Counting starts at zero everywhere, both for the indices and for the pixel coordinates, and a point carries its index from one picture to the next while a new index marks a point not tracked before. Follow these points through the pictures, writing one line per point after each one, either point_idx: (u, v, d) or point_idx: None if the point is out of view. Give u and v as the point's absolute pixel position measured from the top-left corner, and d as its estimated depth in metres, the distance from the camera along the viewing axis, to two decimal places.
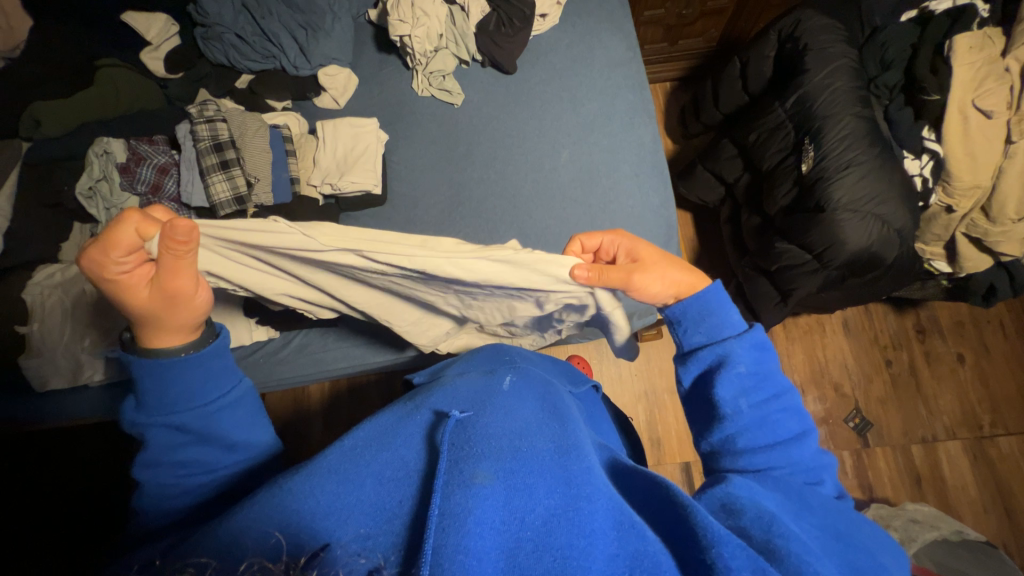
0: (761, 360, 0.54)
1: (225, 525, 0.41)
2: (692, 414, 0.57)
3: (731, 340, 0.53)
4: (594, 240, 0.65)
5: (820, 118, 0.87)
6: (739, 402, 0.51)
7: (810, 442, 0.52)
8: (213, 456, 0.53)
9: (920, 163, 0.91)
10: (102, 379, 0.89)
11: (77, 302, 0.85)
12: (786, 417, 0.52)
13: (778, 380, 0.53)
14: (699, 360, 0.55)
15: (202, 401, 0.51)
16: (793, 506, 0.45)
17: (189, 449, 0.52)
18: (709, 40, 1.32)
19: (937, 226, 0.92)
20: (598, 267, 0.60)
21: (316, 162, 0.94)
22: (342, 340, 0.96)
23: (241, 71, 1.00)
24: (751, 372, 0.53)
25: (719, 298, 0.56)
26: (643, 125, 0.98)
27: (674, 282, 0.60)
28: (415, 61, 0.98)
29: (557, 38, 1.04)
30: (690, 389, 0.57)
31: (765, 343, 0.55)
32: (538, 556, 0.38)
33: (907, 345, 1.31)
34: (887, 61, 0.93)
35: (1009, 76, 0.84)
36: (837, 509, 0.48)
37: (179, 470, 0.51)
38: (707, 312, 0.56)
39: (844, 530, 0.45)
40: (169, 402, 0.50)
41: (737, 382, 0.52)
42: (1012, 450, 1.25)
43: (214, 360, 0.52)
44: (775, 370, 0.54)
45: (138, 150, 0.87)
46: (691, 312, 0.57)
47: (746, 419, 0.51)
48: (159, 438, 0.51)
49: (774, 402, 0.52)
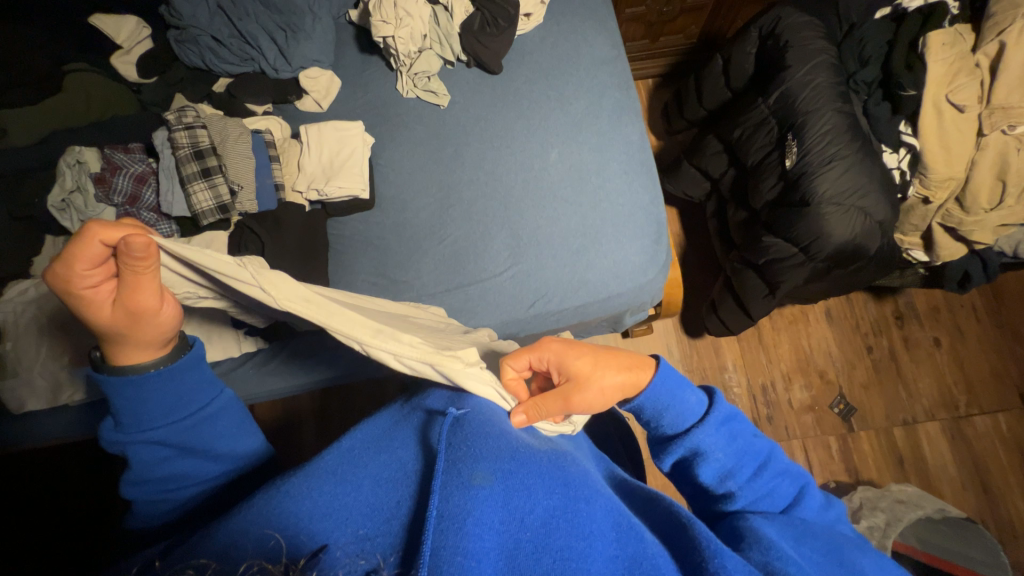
0: (732, 433, 0.55)
1: (223, 527, 0.40)
2: (685, 487, 0.58)
3: (696, 429, 0.54)
4: (525, 362, 0.55)
5: (801, 114, 0.89)
6: (728, 484, 0.53)
7: (808, 500, 0.54)
8: (199, 468, 0.53)
9: (898, 157, 0.93)
10: (82, 399, 0.85)
11: (51, 319, 0.82)
12: (777, 482, 0.54)
13: (754, 446, 0.55)
14: (673, 453, 0.55)
15: (177, 417, 0.50)
16: (794, 532, 0.48)
17: (173, 464, 0.51)
18: (690, 37, 1.33)
19: (914, 216, 0.95)
20: (533, 404, 0.51)
21: (301, 167, 0.92)
22: (333, 349, 0.94)
23: (218, 75, 0.97)
24: (727, 453, 0.54)
25: (674, 385, 0.54)
26: (629, 123, 0.99)
27: (620, 387, 0.54)
28: (400, 62, 0.97)
29: (541, 38, 1.04)
30: (676, 472, 0.57)
31: (729, 415, 0.55)
32: (538, 558, 0.38)
33: (886, 331, 1.36)
34: (865, 58, 0.95)
35: (979, 71, 0.88)
36: (842, 536, 0.50)
37: (167, 485, 0.52)
38: (665, 406, 0.54)
39: (848, 553, 0.47)
40: (144, 419, 0.49)
41: (716, 466, 0.53)
42: (988, 429, 1.30)
43: (189, 372, 0.50)
44: (748, 436, 0.55)
45: (113, 158, 0.84)
46: (649, 408, 0.55)
47: (738, 494, 0.52)
48: (138, 457, 0.50)
49: (762, 472, 0.54)
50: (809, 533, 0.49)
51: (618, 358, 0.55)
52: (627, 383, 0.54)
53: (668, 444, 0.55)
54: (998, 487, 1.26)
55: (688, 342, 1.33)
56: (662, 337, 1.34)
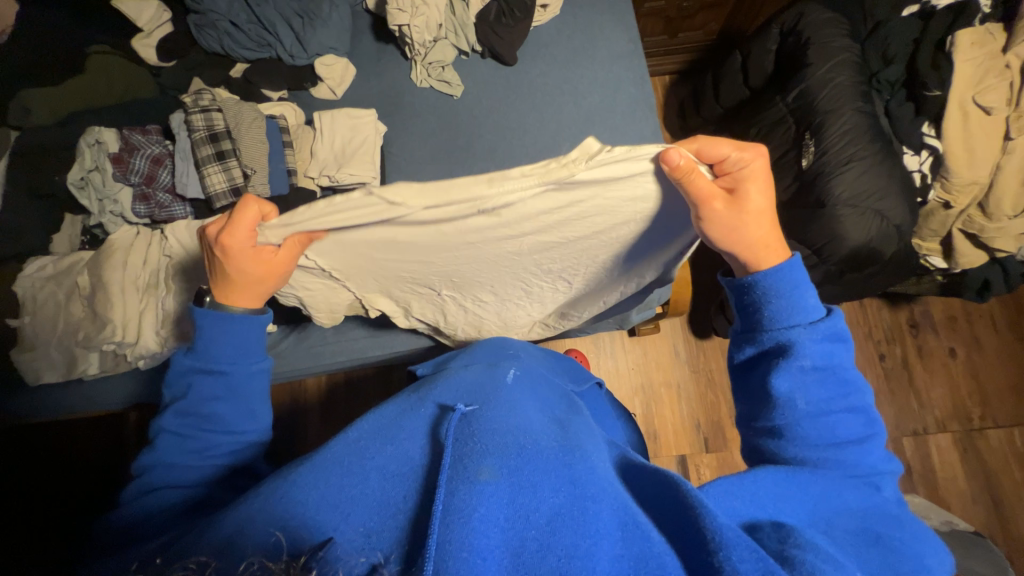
0: (832, 352, 0.49)
1: (229, 515, 0.40)
2: (741, 395, 0.54)
3: (800, 328, 0.48)
4: (716, 150, 0.54)
5: (821, 114, 0.87)
6: (796, 396, 0.47)
7: (871, 448, 0.48)
8: (233, 418, 0.55)
9: (919, 159, 0.91)
10: (96, 373, 0.87)
11: (68, 294, 0.85)
12: (848, 418, 0.48)
13: (846, 375, 0.49)
14: (760, 344, 0.51)
15: (241, 362, 0.56)
16: (837, 482, 0.44)
17: (215, 405, 0.55)
18: (709, 33, 1.31)
19: (934, 222, 0.92)
20: (688, 169, 0.53)
21: (313, 153, 0.92)
22: (340, 334, 0.95)
23: (236, 60, 0.99)
24: (816, 367, 0.48)
25: (795, 280, 0.50)
26: (644, 118, 0.97)
27: (751, 241, 0.54)
28: (414, 51, 0.97)
29: (557, 30, 1.03)
30: (743, 368, 0.53)
31: (838, 334, 0.49)
32: (543, 556, 0.35)
33: (900, 340, 1.33)
34: (890, 56, 0.93)
35: (1009, 72, 0.86)
36: (879, 508, 0.44)
37: (203, 424, 0.54)
38: (778, 293, 0.50)
39: (879, 531, 0.42)
40: (217, 355, 0.55)
41: (797, 375, 0.47)
42: (1001, 443, 1.27)
43: (255, 330, 0.58)
44: (844, 364, 0.49)
45: (131, 139, 0.85)
46: (763, 285, 0.51)
47: (802, 410, 0.47)
48: (195, 390, 0.55)
49: (837, 401, 0.48)
50: (832, 508, 0.43)
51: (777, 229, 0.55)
52: (760, 244, 0.54)
53: (762, 329, 0.51)
54: (1010, 503, 1.23)
55: (695, 343, 1.33)
56: (669, 336, 1.34)
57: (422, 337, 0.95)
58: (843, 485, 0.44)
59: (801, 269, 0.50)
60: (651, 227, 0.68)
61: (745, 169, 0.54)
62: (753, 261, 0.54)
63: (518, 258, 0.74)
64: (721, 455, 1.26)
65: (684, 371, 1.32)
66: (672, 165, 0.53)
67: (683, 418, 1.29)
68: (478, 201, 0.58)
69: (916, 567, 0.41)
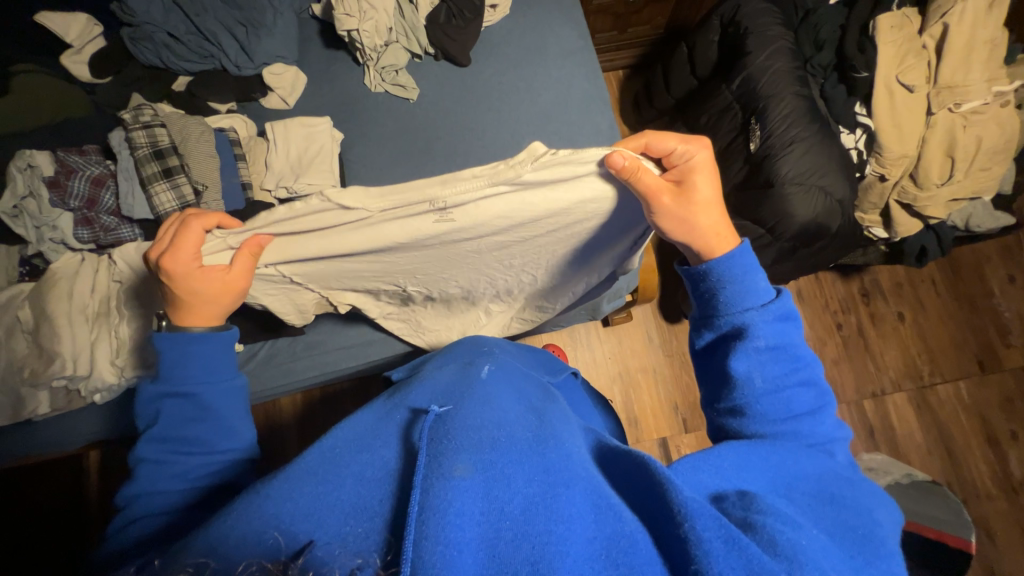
0: (783, 331, 0.51)
1: (205, 532, 0.39)
2: (703, 379, 0.56)
3: (753, 311, 0.51)
4: (664, 145, 0.58)
5: (763, 99, 0.91)
6: (753, 374, 0.50)
7: (823, 418, 0.51)
8: (210, 438, 0.53)
9: (855, 137, 0.96)
10: (48, 412, 0.82)
11: (9, 330, 0.80)
12: (802, 391, 0.50)
13: (798, 353, 0.52)
14: (717, 328, 0.53)
15: (211, 379, 0.55)
16: (795, 453, 0.47)
17: (189, 427, 0.53)
18: (657, 27, 1.35)
19: (873, 194, 0.97)
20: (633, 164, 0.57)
21: (268, 164, 0.90)
22: (311, 348, 0.93)
23: (177, 73, 0.94)
24: (770, 346, 0.50)
25: (745, 265, 0.53)
26: (599, 113, 0.99)
27: (701, 229, 0.56)
28: (366, 56, 0.96)
29: (508, 29, 1.04)
30: (704, 353, 0.55)
31: (788, 315, 0.52)
32: (518, 545, 0.36)
33: (854, 309, 1.41)
34: (821, 41, 0.99)
35: (926, 52, 0.93)
36: (832, 471, 0.47)
37: (180, 447, 0.52)
38: (729, 278, 0.53)
39: (834, 492, 0.45)
40: (185, 374, 0.55)
41: (754, 355, 0.50)
42: (950, 396, 1.37)
43: (220, 347, 0.57)
44: (796, 342, 0.52)
45: (67, 161, 0.80)
46: (714, 272, 0.53)
47: (759, 388, 0.49)
48: (166, 412, 0.54)
49: (791, 376, 0.50)
50: (792, 475, 0.45)
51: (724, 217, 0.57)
52: (710, 232, 0.55)
53: (718, 313, 0.53)
54: (961, 451, 1.33)
55: (667, 328, 1.37)
56: (641, 323, 1.37)
57: (396, 344, 0.94)
58: (800, 452, 0.47)
59: (750, 254, 0.53)
60: (604, 224, 0.70)
61: (692, 162, 0.57)
62: (705, 249, 0.56)
63: (479, 260, 0.77)
64: (699, 434, 1.30)
65: (658, 356, 1.35)
66: (617, 168, 0.57)
67: (661, 401, 1.32)
68: (431, 196, 0.63)
69: (868, 523, 0.43)
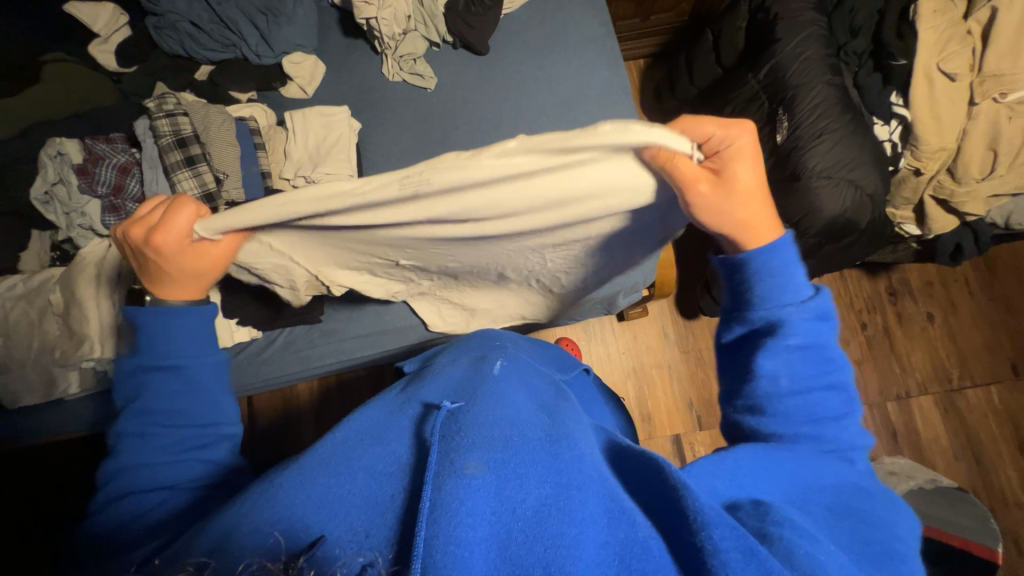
0: (817, 330, 0.49)
1: (217, 523, 0.40)
2: (725, 373, 0.55)
3: (790, 307, 0.49)
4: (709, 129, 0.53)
5: (792, 88, 0.88)
6: (780, 374, 0.48)
7: (849, 424, 0.49)
8: (197, 410, 0.53)
9: (890, 128, 0.92)
10: (77, 391, 0.86)
11: (41, 313, 0.83)
12: (829, 395, 0.48)
13: (830, 354, 0.49)
14: (749, 323, 0.51)
15: (193, 352, 0.54)
16: (813, 462, 0.45)
17: (174, 400, 0.52)
18: (681, 14, 1.30)
19: (906, 189, 0.94)
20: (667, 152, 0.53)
21: (287, 153, 0.91)
22: (328, 336, 0.94)
23: (200, 62, 0.96)
24: (802, 345, 0.48)
25: (785, 259, 0.51)
26: (620, 102, 0.97)
27: (746, 219, 0.53)
28: (384, 44, 0.95)
29: (528, 16, 1.02)
30: (731, 349, 0.54)
31: (826, 313, 0.50)
32: (530, 547, 0.35)
33: (880, 308, 1.36)
34: (857, 27, 0.94)
35: (971, 38, 0.88)
36: (850, 482, 0.46)
37: (164, 421, 0.51)
38: (766, 272, 0.51)
39: (853, 506, 0.44)
40: (167, 346, 0.53)
41: (784, 352, 0.48)
42: (979, 401, 1.32)
43: (199, 315, 0.55)
44: (829, 342, 0.50)
45: (95, 149, 0.83)
46: (755, 265, 0.51)
47: (785, 388, 0.48)
48: (148, 387, 0.51)
49: (819, 378, 0.48)
50: (808, 483, 0.44)
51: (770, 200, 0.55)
52: (749, 225, 0.53)
53: (746, 309, 0.52)
54: (990, 458, 1.28)
55: (683, 324, 1.35)
56: (657, 319, 1.35)
57: (411, 334, 0.95)
58: (819, 461, 0.46)
59: (793, 247, 0.52)
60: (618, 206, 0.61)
61: (739, 145, 0.53)
62: (740, 240, 0.53)
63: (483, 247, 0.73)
64: (714, 432, 1.28)
65: (673, 352, 1.33)
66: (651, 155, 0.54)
67: (675, 398, 1.31)
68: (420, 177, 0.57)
69: (888, 539, 0.42)
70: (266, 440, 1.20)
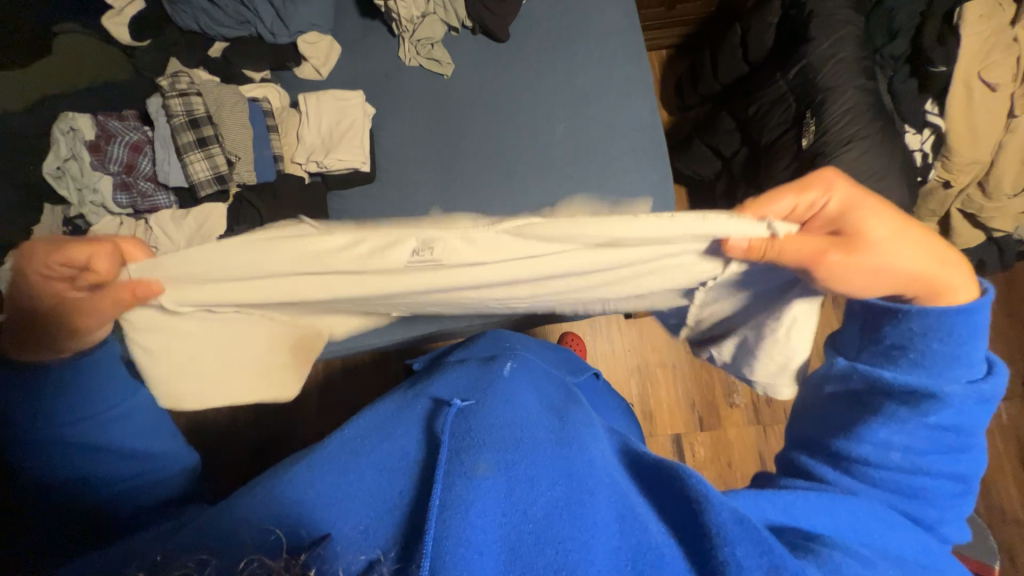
0: (971, 416, 0.44)
1: (224, 513, 0.39)
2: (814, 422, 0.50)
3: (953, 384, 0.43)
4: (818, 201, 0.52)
5: (822, 90, 0.85)
6: (895, 448, 0.44)
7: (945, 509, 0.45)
8: (116, 461, 0.49)
9: (920, 138, 0.89)
10: None
11: None
12: (943, 482, 0.44)
13: (972, 441, 0.45)
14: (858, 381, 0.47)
15: (104, 405, 0.49)
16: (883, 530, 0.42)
17: (86, 458, 0.47)
18: (709, 5, 1.25)
19: (933, 201, 0.92)
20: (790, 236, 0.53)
21: (300, 137, 0.90)
22: None
23: (214, 38, 0.94)
24: (947, 427, 0.44)
25: (968, 326, 0.44)
26: (640, 98, 0.94)
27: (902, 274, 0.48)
28: (402, 28, 0.94)
29: (551, 4, 0.99)
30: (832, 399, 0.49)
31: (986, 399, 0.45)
32: (541, 549, 0.35)
33: None
34: (895, 30, 0.89)
35: (1016, 46, 0.83)
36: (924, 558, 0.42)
37: (73, 482, 0.47)
38: (934, 330, 0.44)
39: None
40: (82, 404, 0.48)
41: (914, 429, 0.44)
42: (986, 416, 1.30)
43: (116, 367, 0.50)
44: (976, 428, 0.45)
45: (107, 126, 0.85)
46: (920, 323, 0.45)
47: (898, 460, 0.44)
48: (55, 452, 0.46)
49: (946, 461, 0.44)
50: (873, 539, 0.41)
51: (939, 250, 0.49)
52: (913, 276, 0.48)
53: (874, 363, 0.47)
54: (993, 474, 1.27)
55: None
56: None
57: None
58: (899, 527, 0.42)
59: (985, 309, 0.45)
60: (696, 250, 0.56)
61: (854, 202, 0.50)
62: (923, 295, 0.48)
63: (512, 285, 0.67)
64: (715, 434, 1.28)
65: (679, 352, 1.33)
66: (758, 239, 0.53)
67: (678, 398, 1.30)
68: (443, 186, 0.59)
69: None
70: (269, 421, 1.20)
